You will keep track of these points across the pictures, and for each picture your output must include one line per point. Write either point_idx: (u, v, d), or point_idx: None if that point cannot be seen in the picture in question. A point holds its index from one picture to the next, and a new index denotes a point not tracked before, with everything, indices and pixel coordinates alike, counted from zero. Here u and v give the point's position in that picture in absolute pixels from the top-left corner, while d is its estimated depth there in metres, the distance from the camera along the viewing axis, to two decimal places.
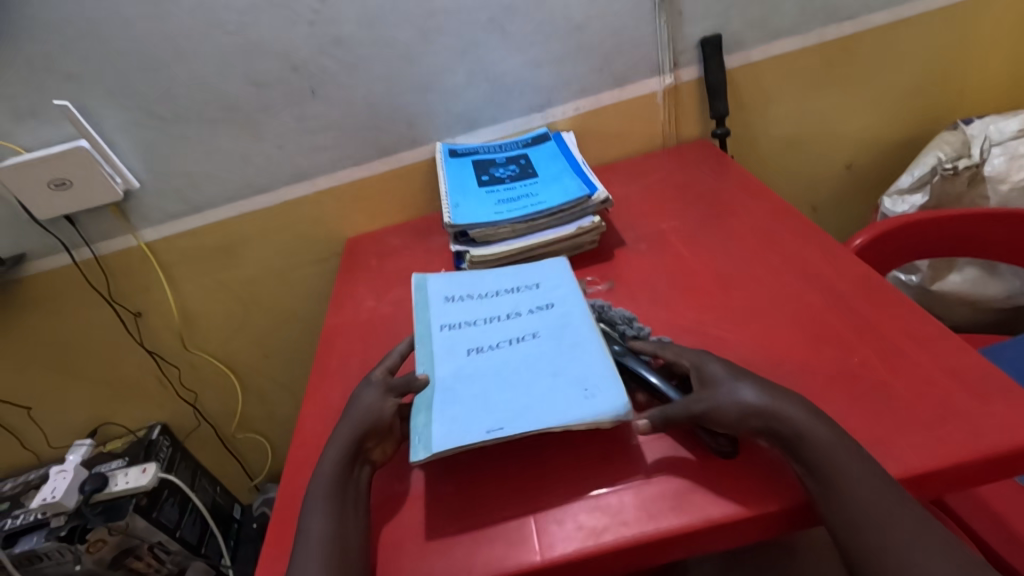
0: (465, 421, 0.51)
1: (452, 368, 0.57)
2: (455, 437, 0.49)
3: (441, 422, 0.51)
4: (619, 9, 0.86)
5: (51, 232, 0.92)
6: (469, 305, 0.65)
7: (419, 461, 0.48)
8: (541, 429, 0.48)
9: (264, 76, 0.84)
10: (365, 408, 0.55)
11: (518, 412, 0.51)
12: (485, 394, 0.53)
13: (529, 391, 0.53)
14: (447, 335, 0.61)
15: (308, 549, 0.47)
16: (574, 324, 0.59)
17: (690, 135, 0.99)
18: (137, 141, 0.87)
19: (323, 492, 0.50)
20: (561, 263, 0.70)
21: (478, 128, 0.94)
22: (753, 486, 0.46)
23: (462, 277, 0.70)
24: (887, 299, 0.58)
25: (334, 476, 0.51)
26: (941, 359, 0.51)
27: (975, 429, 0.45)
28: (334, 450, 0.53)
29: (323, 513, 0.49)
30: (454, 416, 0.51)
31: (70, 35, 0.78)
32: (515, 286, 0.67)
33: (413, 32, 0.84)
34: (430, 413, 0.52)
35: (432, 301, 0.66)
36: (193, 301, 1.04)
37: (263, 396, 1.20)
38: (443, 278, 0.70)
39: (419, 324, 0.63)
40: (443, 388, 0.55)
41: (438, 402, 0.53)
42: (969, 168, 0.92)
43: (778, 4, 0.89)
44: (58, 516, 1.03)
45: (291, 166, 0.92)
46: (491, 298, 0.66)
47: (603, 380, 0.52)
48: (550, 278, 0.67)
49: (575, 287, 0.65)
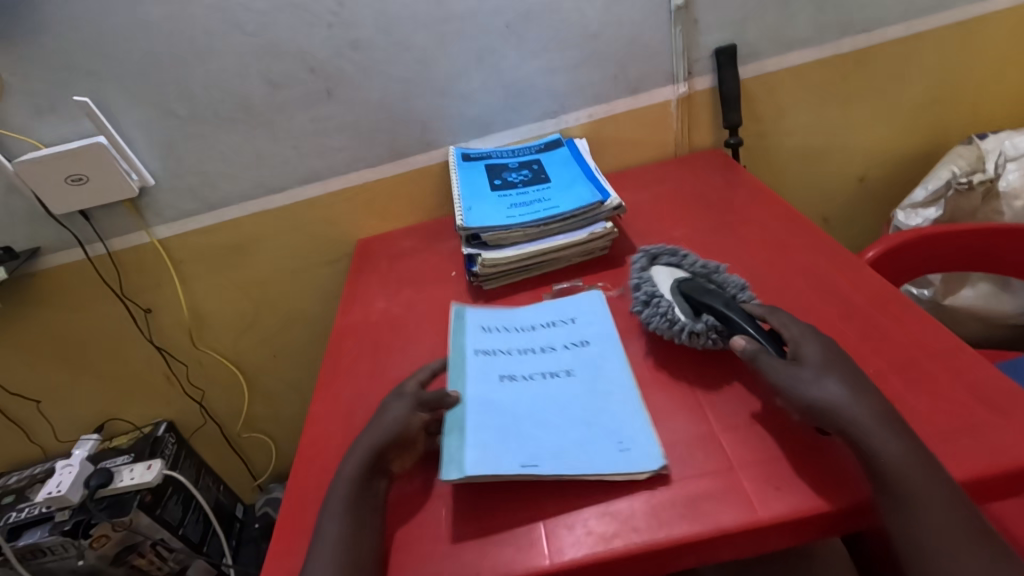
0: (497, 450, 0.52)
1: (486, 394, 0.58)
2: (487, 465, 0.50)
3: (473, 446, 0.52)
4: (635, 17, 0.87)
5: (66, 227, 0.93)
6: (506, 334, 0.66)
7: (449, 480, 0.49)
8: (571, 473, 0.49)
9: (281, 76, 0.85)
10: (398, 415, 0.55)
11: (550, 449, 0.52)
12: (518, 425, 0.54)
13: (560, 432, 0.53)
14: (482, 362, 0.63)
15: (322, 545, 0.48)
16: (610, 366, 0.59)
17: (703, 144, 0.99)
18: (154, 138, 0.87)
19: (345, 489, 0.51)
20: (596, 296, 0.69)
21: (491, 133, 0.94)
22: (768, 495, 0.45)
23: (498, 310, 0.71)
24: (903, 310, 0.58)
25: (357, 475, 0.51)
26: (957, 372, 0.51)
27: (993, 444, 0.45)
28: (361, 449, 0.53)
29: (342, 510, 0.49)
30: (486, 443, 0.52)
31: (92, 33, 0.79)
32: (551, 320, 0.67)
33: (430, 36, 0.85)
34: (462, 434, 0.54)
35: (469, 329, 0.68)
36: (203, 300, 1.04)
37: (269, 396, 1.20)
38: (481, 309, 0.72)
39: (454, 347, 0.65)
40: (476, 414, 0.56)
41: (472, 426, 0.54)
42: (983, 183, 0.92)
43: (793, 15, 0.89)
44: (63, 510, 1.02)
45: (305, 167, 0.93)
46: (527, 329, 0.67)
47: (638, 435, 0.51)
48: (586, 314, 0.67)
49: (611, 326, 0.65)
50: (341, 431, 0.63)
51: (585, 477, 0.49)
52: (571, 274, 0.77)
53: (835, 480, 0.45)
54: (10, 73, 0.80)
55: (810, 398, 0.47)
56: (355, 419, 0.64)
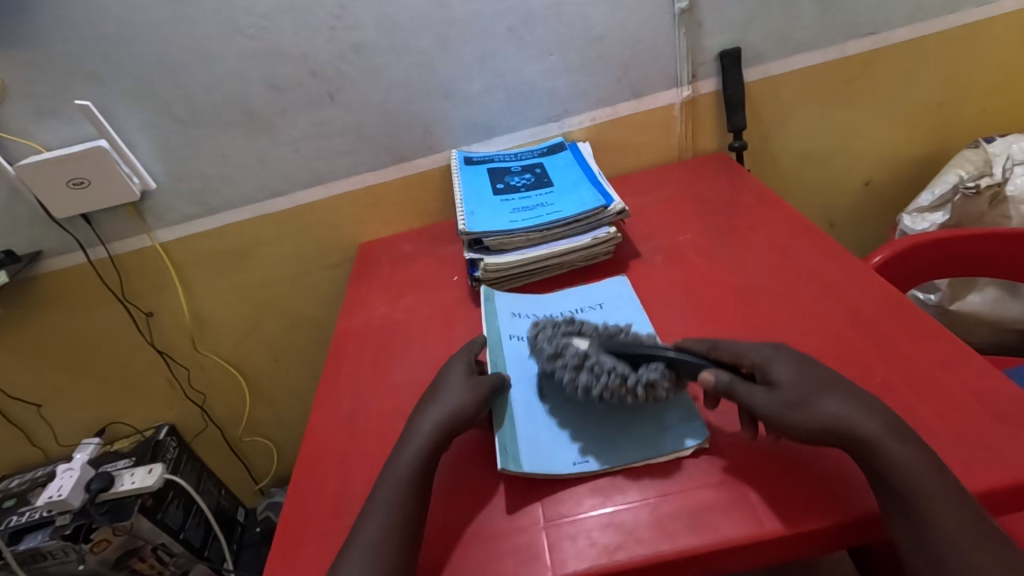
0: (549, 443, 0.53)
1: (529, 384, 0.60)
2: (541, 459, 0.52)
3: (525, 440, 0.53)
4: (638, 20, 0.86)
5: (67, 231, 0.93)
6: (538, 321, 0.68)
7: (508, 471, 0.50)
8: (622, 463, 0.51)
9: (282, 80, 0.85)
10: (474, 387, 0.55)
11: (596, 439, 0.53)
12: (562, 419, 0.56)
13: (605, 422, 0.54)
14: (518, 349, 0.64)
15: (382, 504, 0.48)
16: None
17: (707, 148, 0.98)
18: (155, 142, 0.87)
19: (422, 449, 0.51)
20: (622, 283, 0.72)
21: (494, 137, 0.94)
22: (775, 506, 0.45)
23: (526, 297, 0.72)
24: (910, 318, 0.57)
25: (434, 436, 0.52)
26: (967, 382, 0.50)
27: (1004, 455, 0.44)
28: (439, 412, 0.53)
29: (413, 469, 0.50)
30: (537, 437, 0.54)
31: (94, 37, 0.79)
32: (579, 306, 0.69)
33: (432, 40, 0.84)
34: (513, 427, 0.55)
35: (500, 314, 0.69)
36: (205, 303, 1.04)
37: (271, 400, 1.19)
38: (508, 295, 0.73)
39: (489, 332, 0.66)
40: (521, 406, 0.57)
41: (521, 421, 0.56)
42: (991, 187, 0.90)
43: (798, 18, 0.88)
44: (64, 514, 1.02)
45: (307, 171, 0.92)
46: (557, 315, 0.68)
47: (683, 414, 0.53)
48: (614, 300, 0.69)
49: (641, 311, 0.66)
50: (341, 437, 0.63)
51: (636, 462, 0.51)
52: (575, 278, 0.77)
53: (842, 491, 0.44)
54: (12, 76, 0.80)
55: (809, 409, 0.46)
56: (356, 426, 0.64)
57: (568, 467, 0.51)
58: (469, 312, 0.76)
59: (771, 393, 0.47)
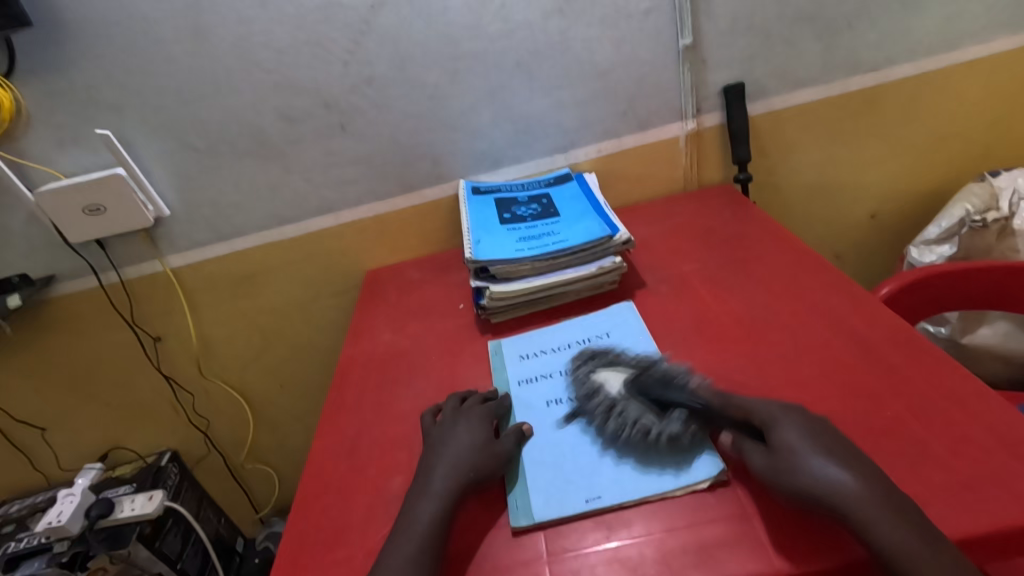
0: (561, 487, 0.52)
1: (537, 424, 0.59)
2: (554, 506, 0.51)
3: (536, 489, 0.52)
4: (644, 56, 0.88)
5: (81, 256, 0.95)
6: (546, 359, 0.68)
7: (520, 527, 0.50)
8: (635, 497, 0.49)
9: (296, 111, 0.87)
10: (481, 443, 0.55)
11: (608, 475, 0.52)
12: (574, 456, 0.55)
13: (617, 450, 0.54)
14: (525, 391, 0.64)
15: (401, 553, 0.47)
16: None
17: (712, 179, 0.99)
18: (170, 171, 0.89)
19: (439, 502, 0.50)
20: (632, 311, 0.72)
21: (501, 167, 0.95)
22: (788, 541, 0.44)
23: (535, 335, 0.73)
24: (919, 350, 0.56)
25: (451, 489, 0.51)
26: (978, 416, 0.49)
27: (1019, 493, 0.42)
28: (447, 468, 0.53)
29: (431, 519, 0.49)
30: (547, 484, 0.53)
31: (116, 70, 0.81)
32: (587, 337, 0.70)
33: (442, 74, 0.87)
34: (522, 478, 0.54)
35: (509, 361, 0.69)
36: (213, 328, 1.05)
37: (274, 427, 1.19)
38: (516, 339, 0.73)
39: (498, 382, 0.66)
40: (530, 450, 0.57)
41: (529, 466, 0.55)
42: (998, 221, 0.91)
43: (801, 54, 0.90)
44: (61, 542, 1.01)
45: (318, 199, 0.94)
46: (565, 350, 0.69)
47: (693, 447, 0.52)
48: (621, 328, 0.70)
49: (646, 336, 0.67)
50: (344, 464, 0.62)
51: (655, 499, 0.49)
52: (580, 308, 0.77)
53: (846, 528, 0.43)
54: (36, 106, 0.82)
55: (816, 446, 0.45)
56: (359, 455, 0.63)
57: (581, 508, 0.50)
58: (475, 340, 0.76)
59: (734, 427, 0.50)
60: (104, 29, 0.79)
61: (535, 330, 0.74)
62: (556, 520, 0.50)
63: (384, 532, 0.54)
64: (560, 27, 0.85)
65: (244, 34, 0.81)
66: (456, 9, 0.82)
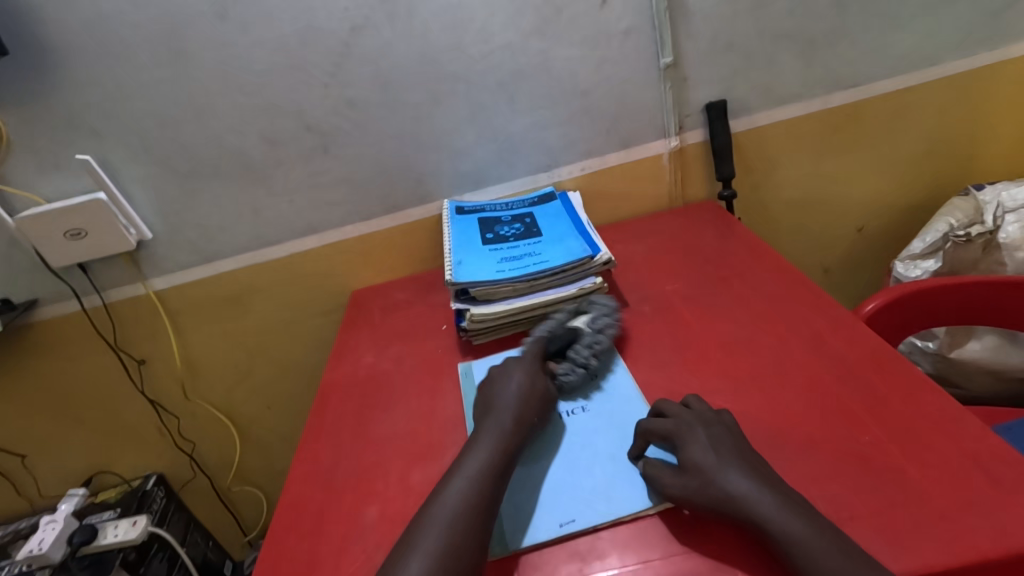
0: (534, 512, 0.52)
1: None
2: (527, 532, 0.50)
3: (509, 515, 0.52)
4: (625, 74, 0.88)
5: (63, 280, 0.94)
6: None
7: (495, 556, 0.49)
8: (608, 518, 0.49)
9: (278, 134, 0.87)
10: (540, 395, 0.59)
11: (580, 498, 0.52)
12: (546, 478, 0.55)
13: (589, 472, 0.55)
14: None
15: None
16: (621, 397, 0.62)
17: (695, 196, 0.99)
18: (152, 194, 0.89)
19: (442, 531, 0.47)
20: None
21: (485, 186, 0.95)
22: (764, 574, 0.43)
23: (507, 358, 0.73)
24: (899, 373, 0.56)
25: (459, 511, 0.48)
26: (956, 441, 0.48)
27: (996, 522, 0.42)
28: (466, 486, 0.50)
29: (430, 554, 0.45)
30: (519, 509, 0.52)
31: (97, 95, 0.82)
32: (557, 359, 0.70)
33: (424, 94, 0.87)
34: None
35: (480, 384, 0.69)
36: (198, 351, 1.04)
37: (262, 449, 1.18)
38: (486, 361, 0.73)
39: (470, 408, 0.66)
40: None
41: None
42: (983, 235, 0.91)
43: (782, 72, 0.91)
44: (43, 570, 0.99)
45: (302, 221, 0.94)
46: None
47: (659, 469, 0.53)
48: None
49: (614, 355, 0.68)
50: (320, 492, 0.61)
51: (628, 519, 0.49)
52: None
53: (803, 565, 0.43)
54: (16, 132, 0.82)
55: (752, 474, 0.47)
56: (335, 482, 0.62)
57: (555, 533, 0.49)
58: (455, 362, 0.75)
59: (699, 444, 0.50)
60: (84, 54, 0.79)
61: (504, 351, 0.74)
62: (530, 545, 0.49)
63: (357, 563, 0.53)
64: (541, 48, 0.85)
65: (224, 58, 0.81)
66: (437, 31, 0.83)
